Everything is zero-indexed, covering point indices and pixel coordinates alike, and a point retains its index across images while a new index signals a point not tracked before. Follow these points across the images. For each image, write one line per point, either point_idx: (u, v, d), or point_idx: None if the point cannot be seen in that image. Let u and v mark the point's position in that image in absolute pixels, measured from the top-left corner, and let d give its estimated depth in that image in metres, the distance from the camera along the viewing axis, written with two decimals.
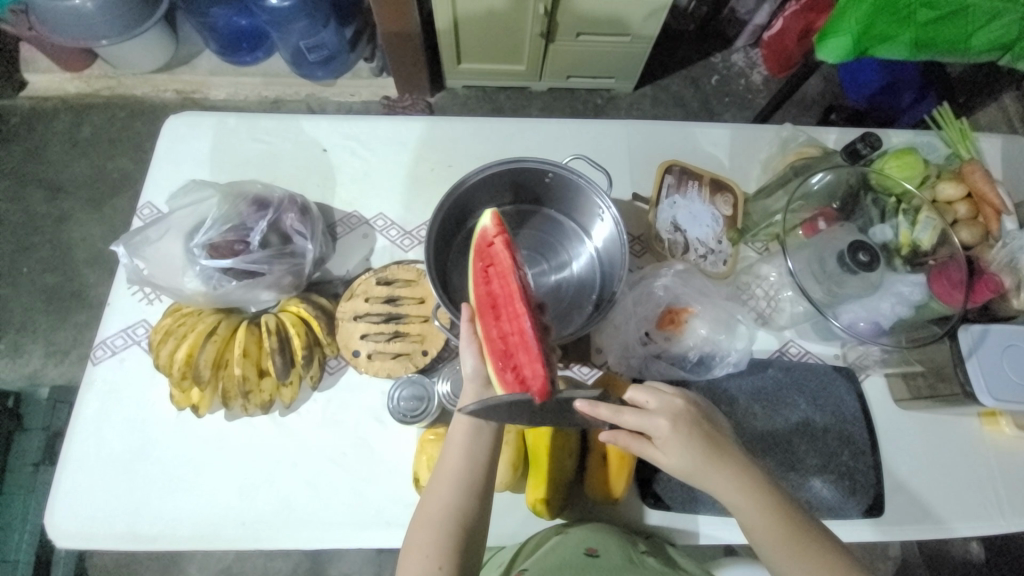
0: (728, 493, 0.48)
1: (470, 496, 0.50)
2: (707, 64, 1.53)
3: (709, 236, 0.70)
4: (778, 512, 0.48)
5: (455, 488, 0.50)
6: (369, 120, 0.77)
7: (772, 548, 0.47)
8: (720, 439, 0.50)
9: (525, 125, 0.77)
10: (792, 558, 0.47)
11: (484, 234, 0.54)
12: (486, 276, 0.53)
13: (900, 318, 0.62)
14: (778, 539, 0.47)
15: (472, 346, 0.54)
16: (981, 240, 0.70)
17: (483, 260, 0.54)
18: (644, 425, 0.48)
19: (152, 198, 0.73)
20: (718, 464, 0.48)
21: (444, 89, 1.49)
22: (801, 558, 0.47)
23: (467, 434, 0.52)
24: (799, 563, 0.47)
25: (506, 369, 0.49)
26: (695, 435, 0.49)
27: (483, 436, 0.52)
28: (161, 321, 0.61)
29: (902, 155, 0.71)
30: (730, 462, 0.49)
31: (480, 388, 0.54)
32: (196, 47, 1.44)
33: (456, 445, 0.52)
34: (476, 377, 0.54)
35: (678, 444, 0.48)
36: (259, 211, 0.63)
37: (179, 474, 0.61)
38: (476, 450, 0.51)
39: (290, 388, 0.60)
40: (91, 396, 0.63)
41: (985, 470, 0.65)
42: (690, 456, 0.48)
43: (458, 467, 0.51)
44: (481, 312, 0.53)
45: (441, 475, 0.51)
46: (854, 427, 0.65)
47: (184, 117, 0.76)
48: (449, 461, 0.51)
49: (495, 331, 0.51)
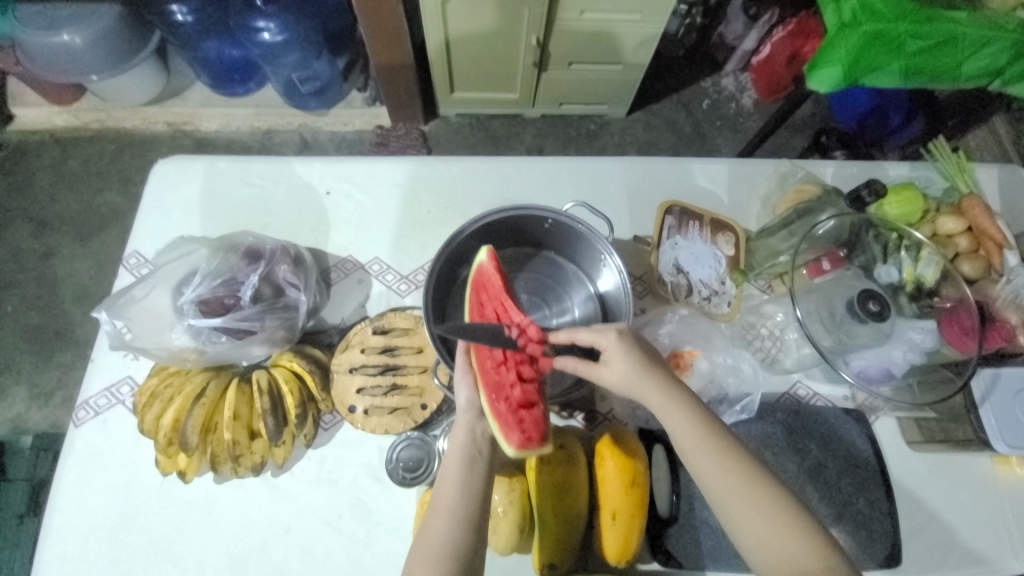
0: (658, 399, 0.49)
1: (467, 530, 0.46)
2: (698, 89, 1.54)
3: (712, 277, 0.69)
4: (702, 420, 0.49)
5: (450, 521, 0.46)
6: (363, 162, 0.76)
7: (694, 453, 0.48)
8: (655, 357, 0.51)
9: (522, 164, 0.76)
10: (714, 464, 0.47)
11: (478, 269, 0.57)
12: (479, 306, 0.56)
13: (913, 365, 0.60)
14: (703, 446, 0.47)
15: (467, 376, 0.53)
16: (984, 273, 0.70)
17: (477, 292, 0.56)
18: (593, 338, 0.50)
19: (139, 246, 0.71)
20: (654, 375, 0.50)
21: (437, 117, 1.49)
22: (721, 463, 0.47)
23: (459, 471, 0.48)
24: (719, 468, 0.47)
25: (500, 399, 0.51)
26: (635, 345, 0.51)
27: (476, 469, 0.49)
28: (147, 382, 0.59)
29: (900, 192, 0.71)
30: (663, 372, 0.51)
31: (473, 419, 0.51)
32: (186, 80, 1.43)
33: (448, 477, 0.48)
34: (468, 410, 0.52)
35: (623, 352, 0.50)
36: (250, 264, 0.62)
37: (164, 544, 0.58)
38: (471, 486, 0.48)
39: (282, 448, 0.57)
40: (72, 461, 0.60)
41: (1004, 515, 0.63)
42: (631, 366, 0.49)
43: (451, 508, 0.47)
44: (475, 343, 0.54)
45: (434, 515, 0.47)
46: (868, 471, 0.63)
47: (174, 161, 0.74)
48: (442, 500, 0.47)
49: (489, 361, 0.53)
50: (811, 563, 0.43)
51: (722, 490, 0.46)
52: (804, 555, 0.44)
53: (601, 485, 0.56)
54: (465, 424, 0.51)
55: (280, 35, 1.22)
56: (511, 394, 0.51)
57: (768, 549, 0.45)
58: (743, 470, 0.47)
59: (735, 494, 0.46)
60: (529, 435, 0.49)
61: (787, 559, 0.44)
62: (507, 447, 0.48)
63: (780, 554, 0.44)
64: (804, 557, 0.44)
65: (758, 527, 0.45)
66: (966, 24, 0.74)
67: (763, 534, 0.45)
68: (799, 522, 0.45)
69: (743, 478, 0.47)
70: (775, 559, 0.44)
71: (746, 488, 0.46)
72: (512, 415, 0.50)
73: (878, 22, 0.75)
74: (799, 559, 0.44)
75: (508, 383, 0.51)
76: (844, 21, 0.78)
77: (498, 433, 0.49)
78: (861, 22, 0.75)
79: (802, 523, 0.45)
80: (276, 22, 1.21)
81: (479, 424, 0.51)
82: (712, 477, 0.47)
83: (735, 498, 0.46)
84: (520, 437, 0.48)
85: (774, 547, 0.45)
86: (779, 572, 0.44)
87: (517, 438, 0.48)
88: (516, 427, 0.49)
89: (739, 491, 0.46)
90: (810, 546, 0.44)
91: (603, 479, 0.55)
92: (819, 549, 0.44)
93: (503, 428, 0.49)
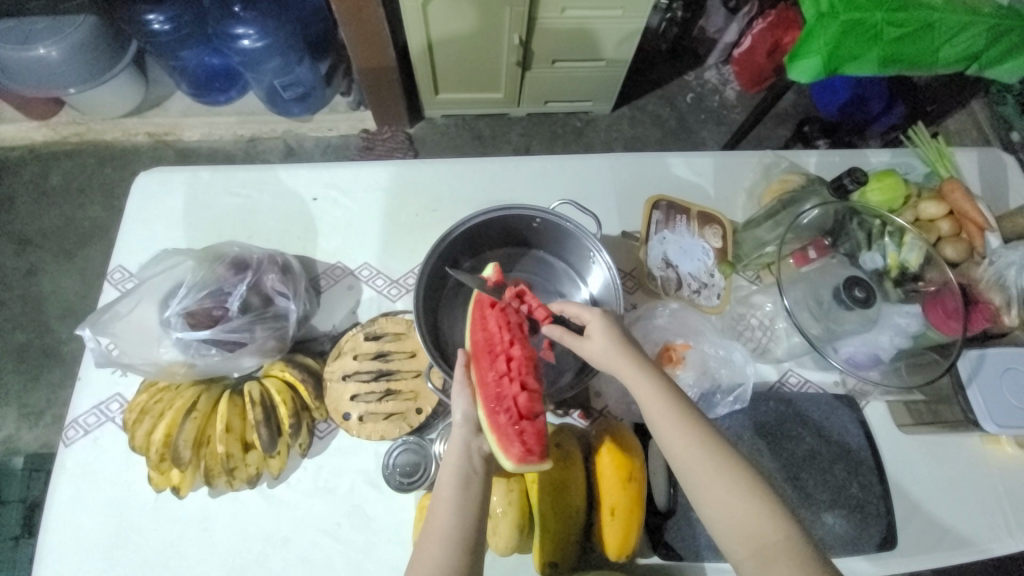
0: (628, 372, 0.50)
1: (462, 557, 0.45)
2: (682, 83, 1.55)
3: (701, 270, 0.70)
4: (669, 392, 0.49)
5: (445, 548, 0.45)
6: (347, 167, 0.75)
7: (661, 425, 0.48)
8: (631, 336, 0.52)
9: (508, 163, 0.76)
10: (682, 437, 0.47)
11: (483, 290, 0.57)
12: (484, 323, 0.54)
13: (900, 349, 0.62)
14: (671, 417, 0.47)
15: (465, 392, 0.52)
16: (968, 257, 0.71)
17: (481, 311, 0.55)
18: (578, 311, 0.53)
19: (123, 261, 0.70)
20: (628, 349, 0.51)
21: (423, 119, 1.49)
22: (686, 435, 0.47)
23: (454, 492, 0.47)
24: (686, 439, 0.47)
25: (499, 412, 0.49)
26: (608, 321, 0.52)
27: (471, 492, 0.47)
28: (135, 398, 0.58)
29: (882, 178, 0.72)
30: (636, 349, 0.51)
31: (469, 435, 0.50)
32: (167, 89, 1.40)
33: (444, 501, 0.47)
34: (465, 424, 0.51)
35: (602, 326, 0.52)
36: (237, 274, 0.61)
37: (161, 561, 0.57)
38: (467, 507, 0.47)
39: (277, 459, 0.57)
40: (64, 481, 0.59)
41: (995, 492, 0.65)
42: (609, 339, 0.51)
43: (446, 528, 0.46)
44: (476, 358, 0.53)
45: (429, 536, 0.46)
46: (861, 455, 0.64)
47: (156, 173, 0.73)
48: (437, 520, 0.46)
49: (490, 373, 0.51)
50: (772, 538, 0.43)
51: (687, 462, 0.46)
52: (765, 530, 0.43)
53: (599, 482, 0.56)
54: (459, 441, 0.50)
55: (259, 41, 1.19)
56: (512, 406, 0.50)
57: (730, 522, 0.44)
58: (710, 444, 0.47)
59: (698, 468, 0.46)
60: (529, 448, 0.48)
61: (749, 534, 0.44)
62: (506, 461, 0.47)
63: (741, 528, 0.44)
64: (768, 532, 0.43)
65: (723, 501, 0.45)
66: (943, 10, 0.73)
67: (727, 509, 0.45)
68: (762, 497, 0.45)
69: (710, 451, 0.46)
70: (738, 533, 0.44)
71: (713, 462, 0.46)
72: (512, 427, 0.48)
73: (854, 12, 0.74)
74: (761, 535, 0.43)
75: (510, 395, 0.50)
76: (822, 11, 0.76)
77: (497, 446, 0.48)
78: (837, 13, 0.74)
79: (768, 502, 0.44)
80: (256, 29, 1.18)
81: (474, 440, 0.50)
82: (677, 449, 0.47)
83: (698, 470, 0.46)
84: (520, 449, 0.47)
85: (738, 522, 0.44)
86: (739, 544, 0.44)
87: (518, 450, 0.47)
88: (516, 440, 0.48)
89: (704, 465, 0.46)
90: (773, 521, 0.44)
91: (600, 476, 0.56)
92: (783, 526, 0.43)
93: (503, 441, 0.48)
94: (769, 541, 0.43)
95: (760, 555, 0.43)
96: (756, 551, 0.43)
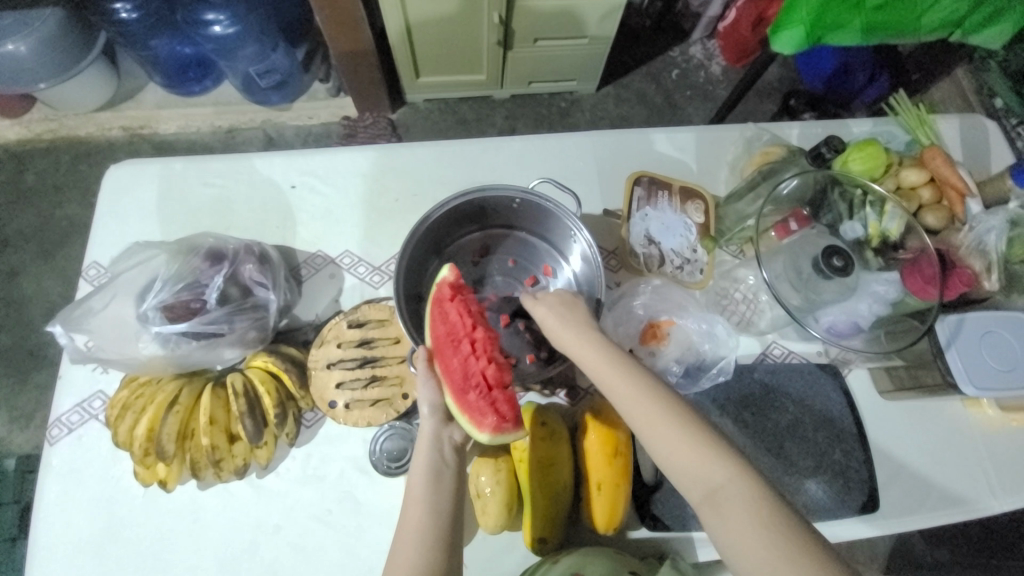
0: (571, 339, 0.52)
1: (439, 553, 0.45)
2: (666, 59, 1.53)
3: (683, 245, 0.69)
4: (608, 349, 0.51)
5: (421, 543, 0.45)
6: (325, 153, 0.74)
7: (605, 379, 0.49)
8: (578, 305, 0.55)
9: (488, 145, 0.75)
10: (621, 393, 0.48)
11: (442, 284, 0.54)
12: (441, 314, 0.53)
13: (879, 317, 0.63)
14: (614, 370, 0.49)
15: (431, 383, 0.52)
16: (948, 223, 0.70)
17: (437, 305, 0.54)
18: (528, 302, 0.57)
19: (97, 257, 0.69)
20: (568, 318, 0.53)
21: (405, 104, 1.46)
22: (626, 387, 0.48)
23: (425, 485, 0.48)
24: (625, 393, 0.48)
25: (469, 392, 0.49)
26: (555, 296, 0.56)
27: (444, 486, 0.48)
28: (117, 394, 0.57)
29: (865, 147, 0.70)
30: (580, 316, 0.54)
31: (439, 425, 0.52)
32: (138, 81, 1.36)
33: (417, 496, 0.47)
34: (434, 415, 0.52)
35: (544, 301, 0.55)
36: (213, 266, 0.60)
37: (153, 554, 0.57)
38: (441, 501, 0.47)
39: (264, 449, 0.57)
40: (51, 479, 0.59)
41: (976, 454, 0.66)
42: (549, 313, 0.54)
43: (422, 522, 0.46)
44: (438, 350, 0.52)
45: (404, 532, 0.46)
46: (843, 422, 0.65)
47: (127, 166, 0.72)
48: (413, 514, 0.47)
49: (455, 359, 0.51)
50: (724, 480, 0.43)
51: (631, 417, 0.47)
52: (714, 475, 0.43)
53: (586, 458, 0.56)
54: (430, 431, 0.51)
55: (231, 27, 1.17)
56: (479, 383, 0.49)
57: (681, 472, 0.45)
58: (652, 393, 0.48)
59: (641, 422, 0.47)
60: (504, 416, 0.48)
61: (698, 481, 0.44)
62: (482, 435, 0.47)
63: (692, 476, 0.44)
64: (714, 475, 0.43)
65: (671, 450, 0.45)
66: None
67: (675, 459, 0.45)
68: (708, 442, 0.45)
69: (655, 400, 0.47)
70: (690, 482, 0.44)
71: (657, 414, 0.46)
72: (483, 401, 0.48)
73: None
74: (710, 480, 0.43)
75: (475, 373, 0.50)
76: None
77: (470, 425, 0.48)
78: None
79: (713, 446, 0.45)
80: (226, 15, 1.16)
81: (445, 430, 0.52)
82: (620, 405, 0.48)
83: (641, 423, 0.47)
84: (494, 419, 0.47)
85: (689, 469, 0.44)
86: (694, 493, 0.44)
87: (492, 422, 0.47)
88: (489, 411, 0.48)
89: (645, 417, 0.47)
90: (720, 464, 0.44)
91: (587, 453, 0.56)
92: (729, 469, 0.43)
93: (476, 417, 0.48)
94: (716, 486, 0.43)
95: (711, 501, 0.42)
96: (707, 498, 0.43)
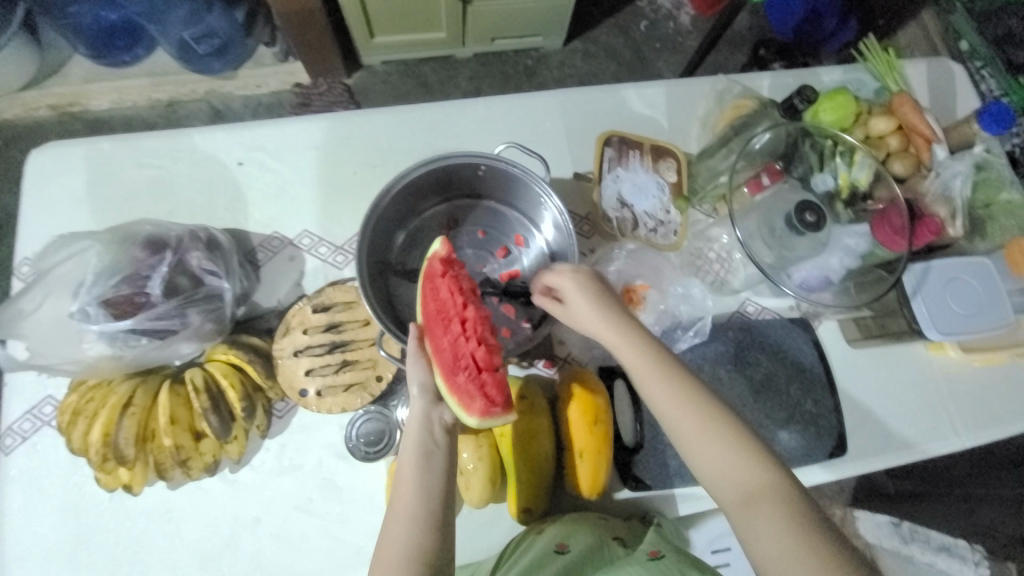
0: (611, 336, 0.51)
1: (430, 533, 0.45)
2: (634, 9, 1.46)
3: (656, 207, 0.68)
4: (650, 348, 0.50)
5: (409, 524, 0.45)
6: (271, 125, 0.68)
7: (647, 377, 0.49)
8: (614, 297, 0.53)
9: (448, 109, 0.70)
10: (664, 392, 0.48)
11: (432, 259, 0.52)
12: (433, 290, 0.51)
13: (849, 270, 0.63)
14: (654, 369, 0.49)
15: (421, 362, 0.50)
16: (914, 170, 0.70)
17: (429, 281, 0.52)
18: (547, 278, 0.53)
19: (27, 252, 0.63)
20: (608, 312, 0.51)
21: (361, 67, 1.37)
22: (666, 388, 0.48)
23: (414, 467, 0.46)
24: (668, 393, 0.47)
25: (458, 373, 0.47)
26: (587, 282, 0.52)
27: (433, 466, 0.47)
28: (66, 399, 0.53)
29: (834, 96, 0.69)
30: (614, 309, 0.52)
31: (428, 407, 0.49)
32: (63, 54, 1.22)
33: (405, 479, 0.46)
34: (423, 396, 0.50)
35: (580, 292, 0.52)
36: (155, 255, 0.55)
37: (129, 557, 0.56)
38: (430, 481, 0.46)
39: (235, 444, 0.54)
40: (8, 492, 0.56)
41: (937, 394, 0.69)
42: (584, 305, 0.52)
43: (411, 504, 0.45)
44: (429, 328, 0.50)
45: (395, 515, 0.46)
46: (815, 373, 0.66)
47: (47, 150, 0.64)
48: (403, 497, 0.46)
49: (445, 339, 0.48)
50: (760, 482, 0.44)
51: (673, 416, 0.47)
52: (749, 478, 0.44)
53: (568, 427, 0.56)
54: (420, 412, 0.49)
55: None
56: (469, 364, 0.47)
57: (717, 472, 0.45)
58: (695, 394, 0.48)
59: (683, 422, 0.47)
60: (492, 400, 0.46)
61: (734, 482, 0.45)
62: (469, 418, 0.45)
63: (727, 477, 0.45)
64: (749, 477, 0.44)
65: (710, 450, 0.46)
66: None
67: (713, 460, 0.46)
68: (745, 444, 0.46)
69: (694, 402, 0.47)
70: (725, 482, 0.45)
71: (700, 415, 0.47)
72: (472, 383, 0.46)
73: None
74: (745, 481, 0.44)
75: (466, 354, 0.48)
76: None
77: (457, 407, 0.46)
78: None
79: (751, 447, 0.46)
80: None
81: (434, 410, 0.49)
82: (663, 404, 0.48)
83: (685, 423, 0.47)
84: (483, 403, 0.46)
85: (726, 471, 0.45)
86: (728, 491, 0.45)
87: (480, 406, 0.45)
88: (477, 395, 0.46)
89: (688, 417, 0.47)
90: (755, 466, 0.45)
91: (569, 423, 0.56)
92: (764, 471, 0.45)
93: (464, 399, 0.46)
94: (752, 488, 0.44)
95: (746, 501, 0.44)
96: (742, 498, 0.44)
